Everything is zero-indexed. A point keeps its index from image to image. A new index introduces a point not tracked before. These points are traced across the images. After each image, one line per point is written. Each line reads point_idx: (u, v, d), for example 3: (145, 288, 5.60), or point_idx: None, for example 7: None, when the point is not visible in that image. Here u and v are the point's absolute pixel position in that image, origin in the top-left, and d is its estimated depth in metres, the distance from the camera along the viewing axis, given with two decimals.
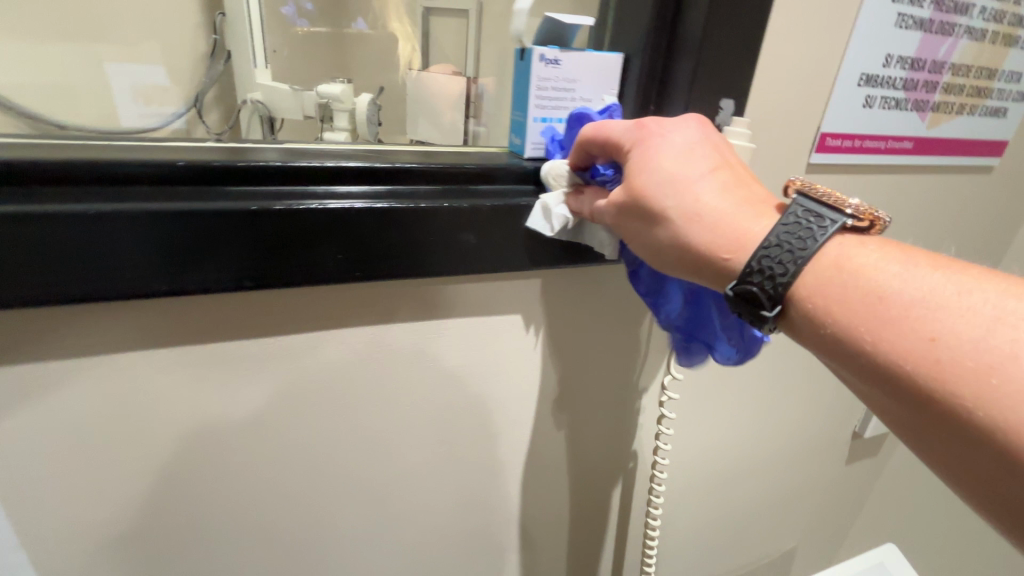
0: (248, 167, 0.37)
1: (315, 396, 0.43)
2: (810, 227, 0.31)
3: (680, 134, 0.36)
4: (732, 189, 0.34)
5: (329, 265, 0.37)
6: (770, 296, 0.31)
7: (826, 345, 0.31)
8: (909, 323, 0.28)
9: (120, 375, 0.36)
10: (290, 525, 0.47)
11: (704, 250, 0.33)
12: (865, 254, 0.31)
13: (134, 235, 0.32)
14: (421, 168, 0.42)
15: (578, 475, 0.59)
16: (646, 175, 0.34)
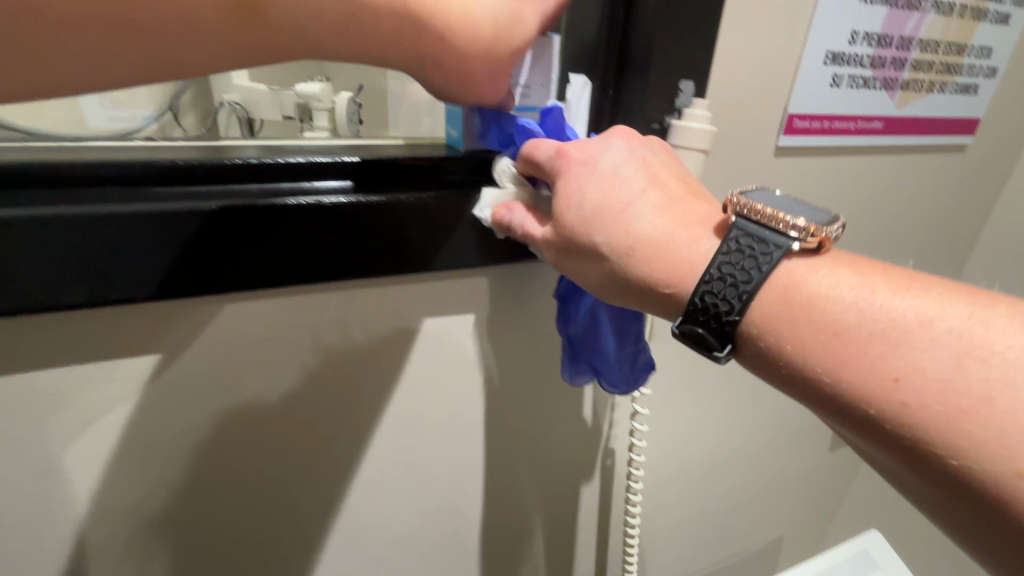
0: (174, 165, 0.35)
1: (262, 405, 0.41)
2: (752, 258, 0.30)
3: (606, 156, 0.34)
4: (665, 212, 0.33)
5: (269, 269, 0.35)
6: (717, 336, 0.30)
7: (789, 382, 0.29)
8: (869, 360, 0.26)
9: (41, 389, 0.34)
10: (249, 536, 0.45)
11: (642, 282, 0.33)
12: (818, 279, 0.29)
13: (41, 244, 0.29)
14: (369, 161, 0.40)
15: (551, 473, 0.58)
16: (571, 211, 0.34)
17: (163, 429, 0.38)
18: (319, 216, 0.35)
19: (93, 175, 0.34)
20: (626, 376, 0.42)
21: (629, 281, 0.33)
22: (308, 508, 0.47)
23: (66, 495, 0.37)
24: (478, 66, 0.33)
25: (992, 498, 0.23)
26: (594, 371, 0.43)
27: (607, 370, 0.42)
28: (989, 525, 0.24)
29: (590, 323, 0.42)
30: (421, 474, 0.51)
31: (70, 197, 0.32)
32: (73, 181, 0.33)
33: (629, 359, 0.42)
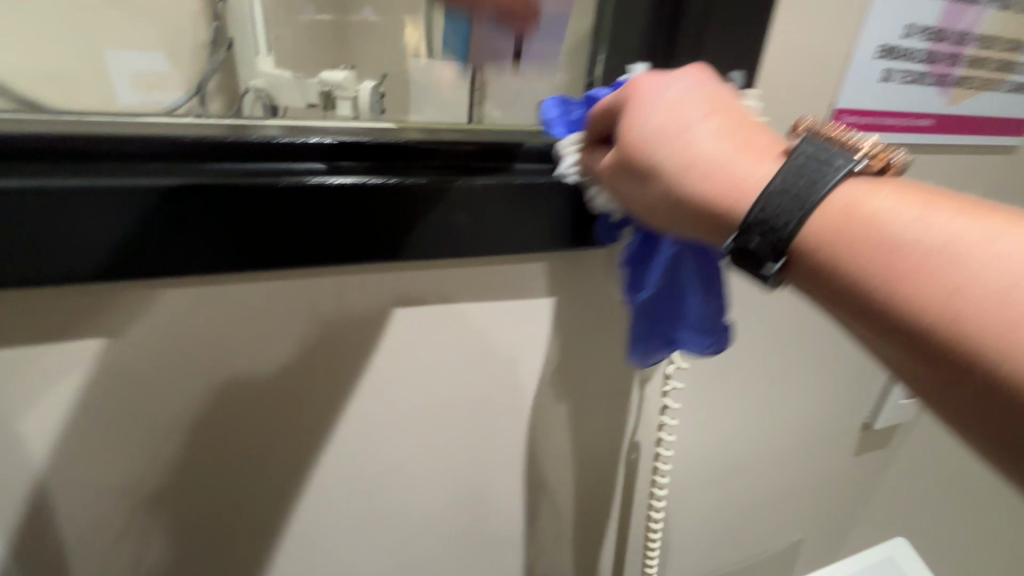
0: (219, 140, 0.36)
1: (302, 376, 0.43)
2: (816, 175, 0.29)
3: (674, 83, 0.34)
4: (728, 135, 0.33)
5: (317, 247, 0.37)
6: (771, 252, 0.30)
7: (839, 298, 0.29)
8: (928, 273, 0.26)
9: (95, 357, 0.37)
10: (283, 504, 0.47)
11: (695, 202, 0.32)
12: (880, 198, 0.28)
13: (113, 214, 0.32)
14: (410, 141, 0.40)
15: (577, 463, 0.58)
16: (633, 129, 0.34)
17: (205, 399, 0.41)
18: (357, 197, 0.37)
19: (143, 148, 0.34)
20: (714, 335, 0.40)
21: (682, 202, 0.33)
22: (339, 483, 0.48)
23: (113, 460, 0.40)
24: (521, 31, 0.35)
25: None
26: (677, 334, 0.42)
27: (690, 330, 0.41)
28: None
29: (667, 282, 0.41)
30: (447, 457, 0.52)
31: (125, 171, 0.33)
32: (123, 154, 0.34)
33: (713, 315, 0.40)
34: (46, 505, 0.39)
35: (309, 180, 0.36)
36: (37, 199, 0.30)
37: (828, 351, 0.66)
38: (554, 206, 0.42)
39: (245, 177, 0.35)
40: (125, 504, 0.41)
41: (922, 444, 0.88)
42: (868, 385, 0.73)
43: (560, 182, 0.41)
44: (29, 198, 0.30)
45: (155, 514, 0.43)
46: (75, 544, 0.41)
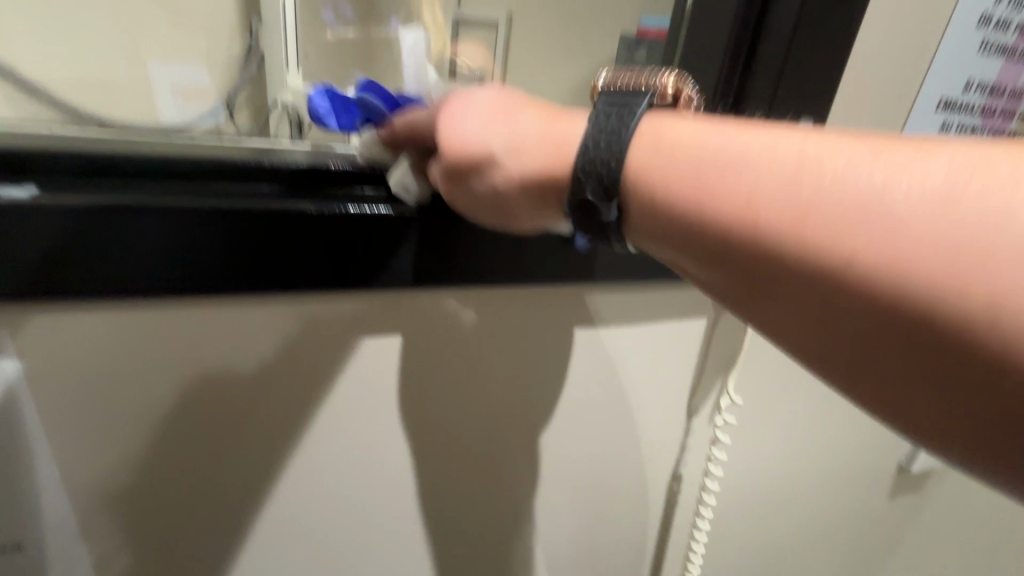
0: (288, 166, 0.38)
1: (376, 397, 0.44)
2: (618, 118, 0.33)
3: (467, 92, 0.38)
4: (539, 115, 0.36)
5: (407, 269, 0.39)
6: (605, 196, 0.32)
7: (670, 233, 0.31)
8: (721, 184, 0.28)
9: (173, 368, 0.38)
10: (342, 524, 0.48)
11: (533, 172, 0.34)
12: (678, 129, 0.31)
13: (226, 232, 0.34)
14: None
15: (620, 493, 0.59)
16: (452, 128, 0.35)
17: (282, 412, 0.42)
18: (415, 229, 0.38)
19: (220, 169, 0.36)
20: None
21: (521, 174, 0.34)
22: (398, 505, 0.49)
23: (193, 469, 0.41)
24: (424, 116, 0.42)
25: (897, 321, 0.24)
26: None
27: None
28: (898, 347, 0.24)
29: None
30: (502, 482, 0.52)
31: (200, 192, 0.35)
32: (199, 174, 0.36)
33: None
34: (127, 513, 0.41)
35: (368, 209, 0.37)
36: (120, 217, 0.32)
37: None
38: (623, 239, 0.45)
39: (308, 203, 0.36)
40: (201, 513, 0.43)
41: (955, 487, 0.86)
42: None
43: None
44: (117, 215, 0.32)
45: (227, 526, 0.44)
46: (152, 552, 0.42)
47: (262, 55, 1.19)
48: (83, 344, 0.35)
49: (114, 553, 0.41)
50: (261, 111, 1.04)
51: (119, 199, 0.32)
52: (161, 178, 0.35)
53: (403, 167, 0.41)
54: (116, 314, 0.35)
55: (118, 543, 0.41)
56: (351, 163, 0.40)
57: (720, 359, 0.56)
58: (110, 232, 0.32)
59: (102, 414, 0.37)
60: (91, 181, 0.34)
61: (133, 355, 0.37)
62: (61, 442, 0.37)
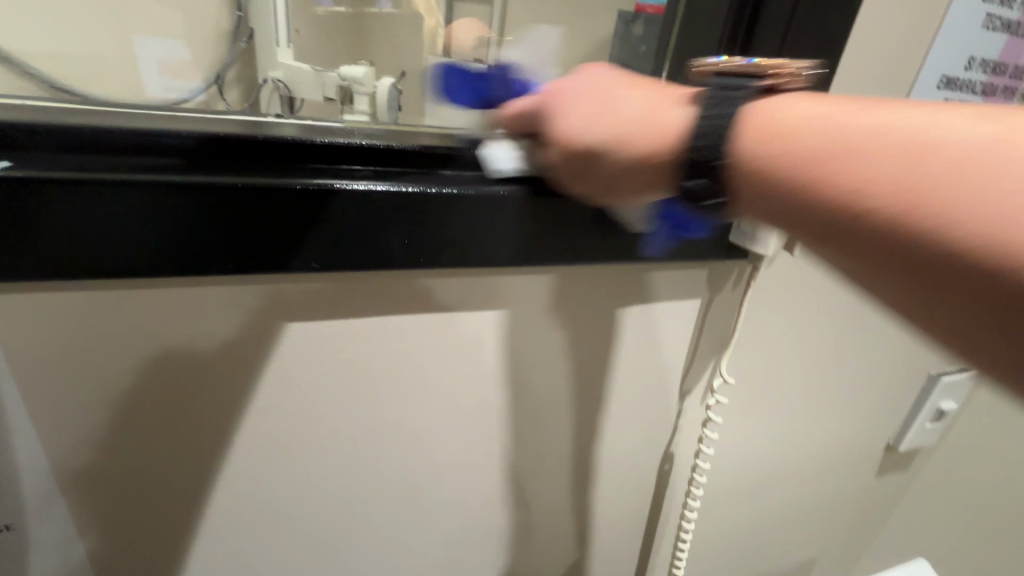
0: (272, 140, 0.36)
1: (369, 376, 0.44)
2: (722, 104, 0.33)
3: (579, 84, 0.40)
4: (645, 100, 0.37)
5: (398, 250, 0.38)
6: (711, 182, 0.33)
7: (780, 211, 0.31)
8: (826, 165, 0.28)
9: (161, 347, 0.38)
10: (336, 497, 0.49)
11: (638, 158, 0.35)
12: (794, 108, 0.31)
13: (208, 209, 0.33)
14: (460, 150, 0.41)
15: (611, 472, 0.59)
16: (564, 122, 0.37)
17: (274, 390, 0.42)
18: (405, 207, 0.37)
19: (202, 144, 0.35)
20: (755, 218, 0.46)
21: (625, 159, 0.35)
22: (388, 481, 0.50)
23: (184, 446, 0.42)
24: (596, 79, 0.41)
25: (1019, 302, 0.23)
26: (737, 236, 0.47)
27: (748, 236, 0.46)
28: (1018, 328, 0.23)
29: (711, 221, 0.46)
30: (493, 459, 0.53)
31: (182, 167, 0.34)
32: (181, 149, 0.35)
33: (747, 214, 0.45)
34: (121, 486, 0.41)
35: (356, 186, 0.36)
36: (97, 192, 0.31)
37: (860, 369, 0.66)
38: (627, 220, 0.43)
39: (294, 179, 0.35)
40: (194, 488, 0.44)
41: (942, 466, 0.88)
42: (894, 408, 0.74)
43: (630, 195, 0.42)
44: (94, 190, 0.31)
45: (219, 501, 0.45)
46: (148, 523, 0.44)
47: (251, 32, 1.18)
48: (67, 322, 0.35)
49: (110, 523, 0.43)
50: (249, 87, 1.02)
51: (96, 174, 0.31)
52: (142, 152, 0.34)
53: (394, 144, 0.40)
54: (98, 293, 0.35)
55: (114, 513, 0.42)
56: (339, 139, 0.39)
57: (714, 340, 0.56)
58: (87, 207, 0.31)
59: (91, 392, 0.38)
60: (67, 154, 0.33)
61: (118, 333, 0.36)
62: (50, 419, 0.37)
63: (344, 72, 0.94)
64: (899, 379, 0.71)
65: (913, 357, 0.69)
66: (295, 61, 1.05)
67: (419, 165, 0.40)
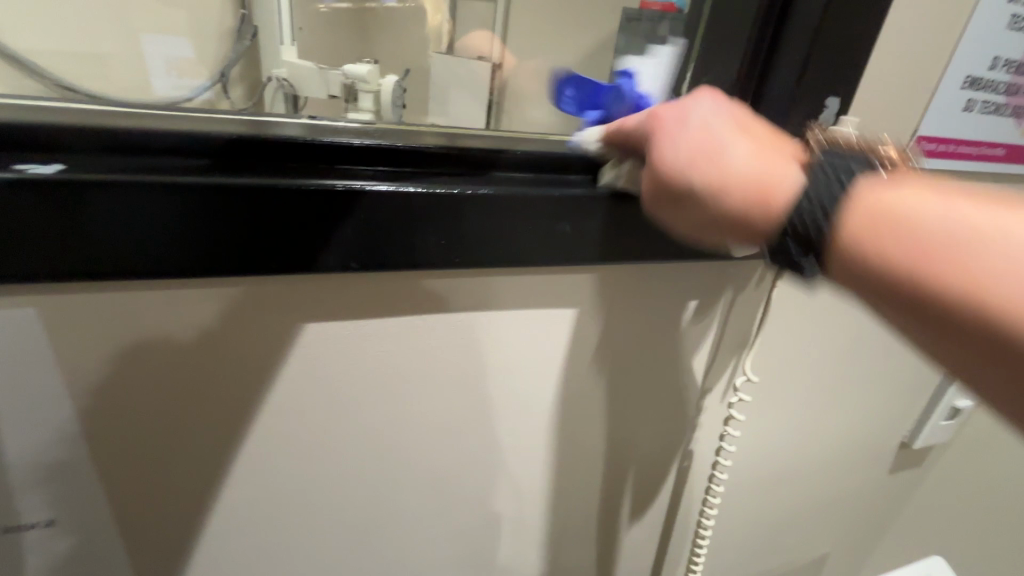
0: (309, 142, 0.37)
1: (398, 373, 0.45)
2: (838, 177, 0.32)
3: (698, 108, 0.35)
4: (761, 150, 0.34)
5: (431, 250, 0.38)
6: (808, 251, 0.32)
7: (870, 288, 0.31)
8: (882, 239, 0.30)
9: (200, 346, 0.39)
10: (364, 493, 0.50)
11: (737, 217, 0.33)
12: (907, 193, 0.30)
13: (249, 210, 0.34)
14: (490, 151, 0.42)
15: (629, 468, 0.60)
16: (664, 156, 0.34)
17: (307, 387, 0.43)
18: (439, 208, 0.37)
19: (242, 146, 0.36)
20: None
21: (725, 214, 0.33)
22: (416, 477, 0.51)
23: (219, 443, 0.43)
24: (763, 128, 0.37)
25: None
26: None
27: None
28: None
29: None
30: (515, 455, 0.54)
31: (224, 169, 0.35)
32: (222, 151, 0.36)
33: None
34: (158, 484, 0.42)
35: (392, 187, 0.36)
36: (146, 195, 0.32)
37: (875, 366, 0.67)
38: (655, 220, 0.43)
39: (332, 180, 0.35)
40: (228, 485, 0.44)
41: (954, 464, 0.88)
42: (908, 405, 0.74)
43: None
44: (143, 191, 0.31)
45: (252, 498, 0.46)
46: (183, 521, 0.44)
47: (255, 29, 1.18)
48: (110, 322, 0.36)
49: (146, 521, 0.43)
50: (258, 87, 1.02)
51: (144, 176, 0.32)
52: (184, 154, 0.35)
53: (425, 146, 0.40)
54: (139, 292, 0.35)
55: (150, 512, 0.43)
56: (373, 140, 0.39)
57: (734, 339, 0.56)
58: (137, 208, 0.32)
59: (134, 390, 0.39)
60: (115, 157, 0.34)
61: (157, 333, 0.37)
62: (92, 419, 0.38)
63: (357, 72, 0.95)
64: (914, 377, 0.71)
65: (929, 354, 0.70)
66: (306, 61, 1.06)
67: (450, 166, 0.41)
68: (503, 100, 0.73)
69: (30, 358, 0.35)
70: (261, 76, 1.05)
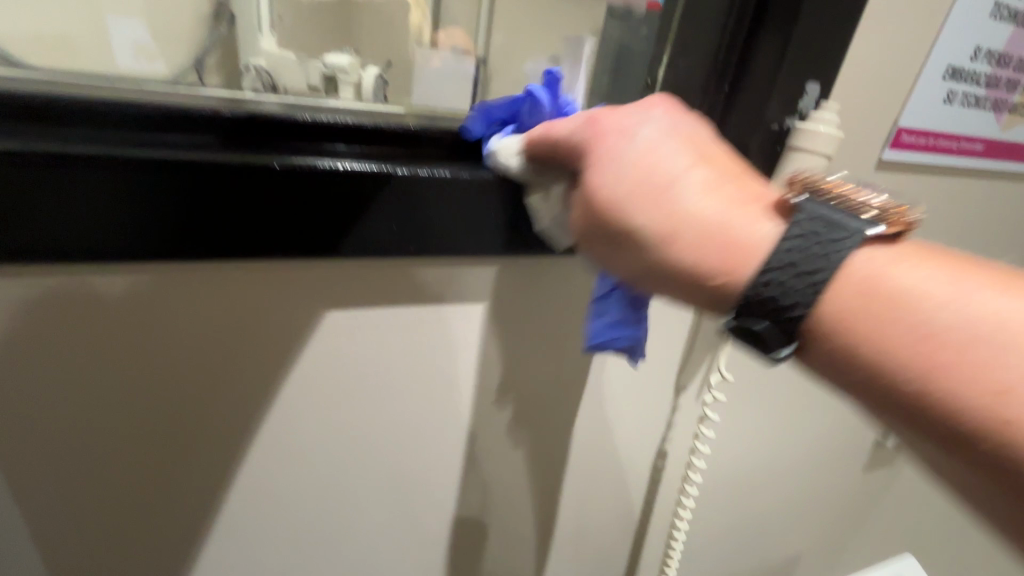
0: (255, 116, 0.34)
1: (354, 371, 0.42)
2: (823, 242, 0.27)
3: (648, 127, 0.30)
4: (719, 190, 0.29)
5: (388, 236, 0.36)
6: (779, 334, 0.28)
7: (855, 381, 0.27)
8: (876, 326, 0.26)
9: (135, 338, 0.35)
10: (319, 498, 0.46)
11: (690, 274, 0.29)
12: (902, 273, 0.26)
13: (185, 189, 0.30)
14: (454, 134, 0.40)
15: (602, 468, 0.58)
16: (608, 191, 0.30)
17: (254, 385, 0.40)
18: (399, 190, 0.34)
19: (182, 120, 0.33)
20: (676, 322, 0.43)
21: (676, 271, 0.29)
22: (376, 481, 0.48)
23: (158, 447, 0.39)
24: (724, 150, 0.32)
25: None
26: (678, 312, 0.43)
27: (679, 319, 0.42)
28: None
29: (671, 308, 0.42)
30: (482, 456, 0.52)
31: (158, 143, 0.32)
32: (158, 124, 0.32)
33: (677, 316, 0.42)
34: (87, 491, 0.39)
35: (346, 164, 0.33)
36: (60, 170, 0.28)
37: None
38: None
39: (281, 158, 0.33)
40: (171, 490, 0.41)
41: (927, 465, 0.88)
42: None
43: None
44: (57, 166, 0.28)
45: (197, 504, 0.42)
46: (119, 529, 0.41)
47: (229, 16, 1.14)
48: (30, 312, 0.32)
49: (78, 532, 0.40)
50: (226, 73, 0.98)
51: (61, 147, 0.28)
52: (116, 125, 0.32)
53: (386, 125, 0.38)
54: (60, 276, 0.32)
55: (81, 519, 0.39)
56: (328, 118, 0.37)
57: (711, 335, 0.55)
58: (51, 185, 0.28)
59: (54, 387, 0.35)
60: (29, 124, 0.30)
61: (81, 323, 0.34)
62: (11, 418, 0.35)
63: (330, 60, 0.91)
64: None
65: None
66: (278, 48, 1.02)
67: (412, 148, 0.39)
68: (479, 89, 0.71)
69: None
70: (230, 61, 1.01)
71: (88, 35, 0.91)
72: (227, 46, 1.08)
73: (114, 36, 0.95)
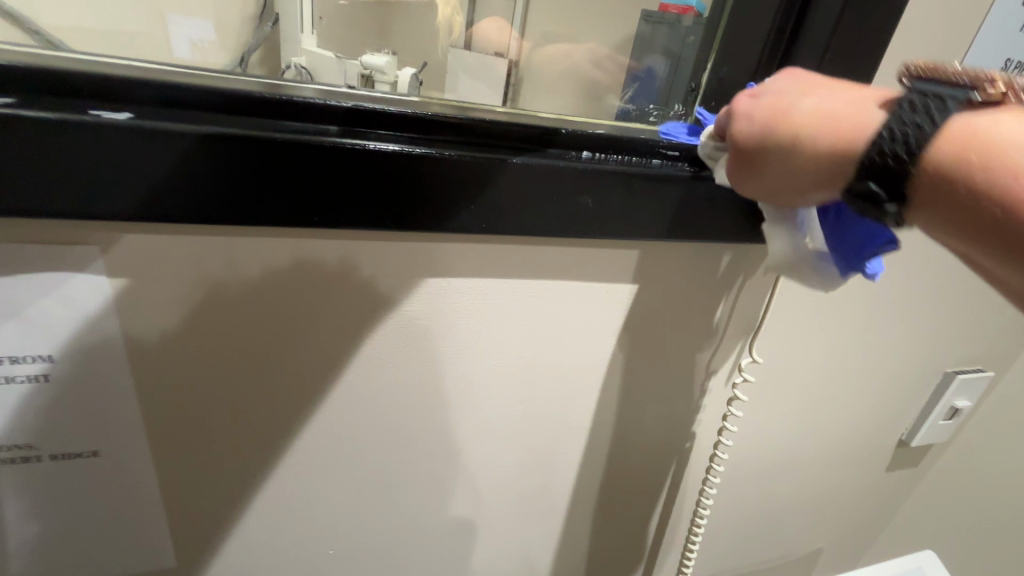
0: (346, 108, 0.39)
1: (422, 335, 0.48)
2: (928, 113, 0.32)
3: (772, 82, 0.41)
4: (833, 102, 0.37)
5: (462, 214, 0.41)
6: (892, 192, 0.32)
7: (946, 215, 0.32)
8: (979, 172, 0.30)
9: (240, 295, 0.41)
10: (383, 450, 0.52)
11: (811, 161, 0.36)
12: (997, 125, 0.31)
13: (297, 165, 0.36)
14: (519, 126, 0.44)
15: (635, 444, 0.63)
16: (741, 120, 0.39)
17: (335, 342, 0.46)
18: (472, 173, 0.39)
19: (279, 107, 0.38)
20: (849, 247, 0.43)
21: (793, 157, 0.37)
22: (432, 438, 0.53)
23: (250, 391, 0.45)
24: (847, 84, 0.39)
25: None
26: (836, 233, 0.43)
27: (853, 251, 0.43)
28: None
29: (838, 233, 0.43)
30: (525, 422, 0.57)
31: (270, 126, 0.37)
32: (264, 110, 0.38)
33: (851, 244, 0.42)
34: (191, 425, 0.45)
35: (427, 151, 0.38)
36: (202, 145, 0.34)
37: (878, 360, 0.68)
38: (682, 200, 0.46)
39: (369, 141, 0.38)
40: (261, 432, 0.47)
41: (951, 465, 0.89)
42: (910, 401, 0.76)
43: (678, 176, 0.45)
44: (202, 141, 0.34)
45: (280, 445, 0.48)
46: (216, 462, 0.47)
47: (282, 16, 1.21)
48: (163, 268, 0.38)
49: (182, 462, 0.47)
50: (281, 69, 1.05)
51: (203, 127, 0.34)
52: (231, 111, 0.37)
53: (457, 117, 0.42)
54: (190, 239, 0.38)
55: (187, 450, 0.46)
56: (406, 109, 0.41)
57: (742, 323, 0.58)
58: (197, 158, 0.34)
59: (174, 332, 0.41)
60: (174, 110, 0.36)
61: (201, 278, 0.40)
62: (138, 357, 0.41)
63: (370, 60, 0.95)
64: (916, 373, 0.73)
65: (931, 351, 0.71)
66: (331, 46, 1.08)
67: (481, 137, 0.43)
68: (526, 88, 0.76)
69: (88, 292, 0.38)
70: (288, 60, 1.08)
71: (160, 32, 0.98)
72: (283, 44, 1.15)
73: (183, 34, 1.03)
